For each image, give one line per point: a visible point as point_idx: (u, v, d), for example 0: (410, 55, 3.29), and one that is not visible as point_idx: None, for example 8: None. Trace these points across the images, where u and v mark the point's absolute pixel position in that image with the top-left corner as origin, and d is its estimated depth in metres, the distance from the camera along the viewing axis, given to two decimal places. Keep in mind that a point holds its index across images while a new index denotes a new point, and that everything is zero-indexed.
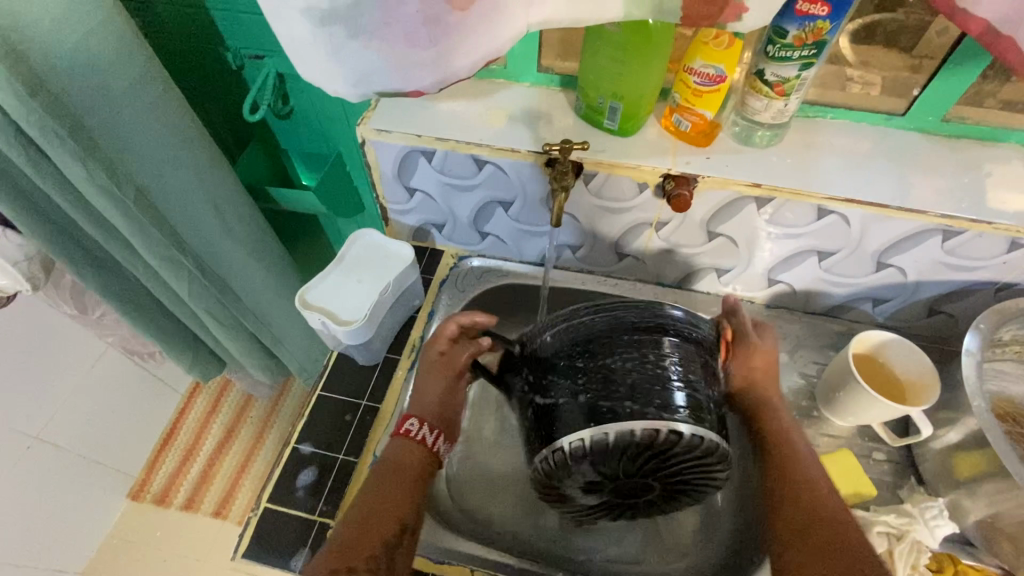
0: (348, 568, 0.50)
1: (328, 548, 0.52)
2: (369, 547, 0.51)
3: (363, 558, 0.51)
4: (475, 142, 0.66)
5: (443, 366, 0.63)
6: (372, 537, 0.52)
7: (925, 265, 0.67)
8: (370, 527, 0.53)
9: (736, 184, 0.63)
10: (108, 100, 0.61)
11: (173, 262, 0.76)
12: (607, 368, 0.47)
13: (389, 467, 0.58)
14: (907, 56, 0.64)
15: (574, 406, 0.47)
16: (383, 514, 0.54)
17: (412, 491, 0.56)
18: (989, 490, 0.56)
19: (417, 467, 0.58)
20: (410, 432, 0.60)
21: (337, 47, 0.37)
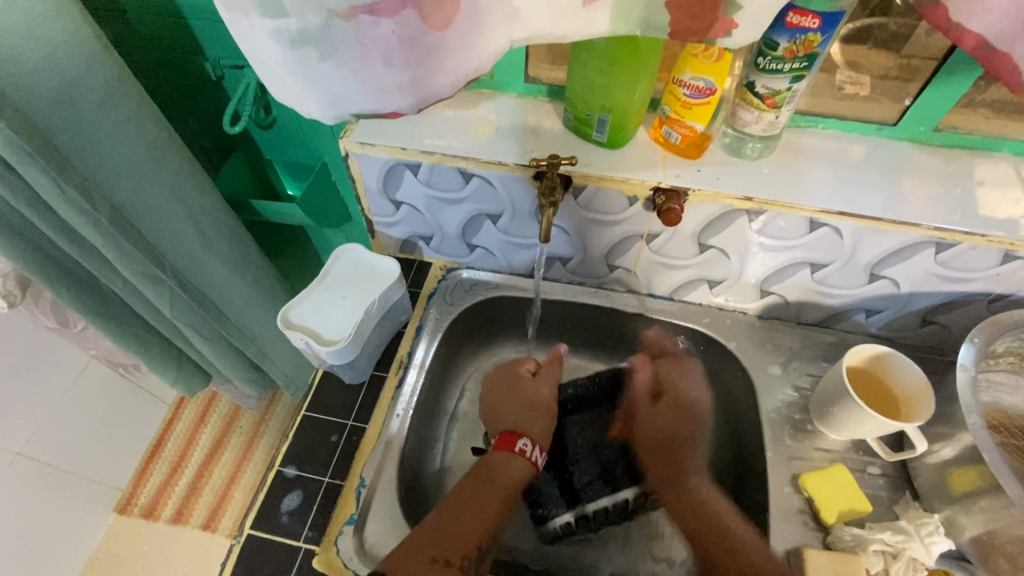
0: (448, 560, 0.53)
1: (421, 539, 0.54)
2: (468, 545, 0.55)
3: (458, 555, 0.54)
4: (461, 156, 0.65)
5: (528, 384, 0.69)
6: (470, 536, 0.55)
7: (918, 277, 0.66)
8: (458, 524, 0.56)
9: (727, 197, 0.62)
10: (79, 116, 0.59)
11: (153, 278, 0.74)
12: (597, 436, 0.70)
13: (483, 473, 0.61)
14: (897, 55, 0.64)
15: (580, 465, 0.67)
16: (476, 514, 0.57)
17: (503, 497, 0.60)
18: (985, 507, 0.56)
19: (512, 477, 0.62)
20: (522, 449, 0.63)
21: (309, 69, 0.35)
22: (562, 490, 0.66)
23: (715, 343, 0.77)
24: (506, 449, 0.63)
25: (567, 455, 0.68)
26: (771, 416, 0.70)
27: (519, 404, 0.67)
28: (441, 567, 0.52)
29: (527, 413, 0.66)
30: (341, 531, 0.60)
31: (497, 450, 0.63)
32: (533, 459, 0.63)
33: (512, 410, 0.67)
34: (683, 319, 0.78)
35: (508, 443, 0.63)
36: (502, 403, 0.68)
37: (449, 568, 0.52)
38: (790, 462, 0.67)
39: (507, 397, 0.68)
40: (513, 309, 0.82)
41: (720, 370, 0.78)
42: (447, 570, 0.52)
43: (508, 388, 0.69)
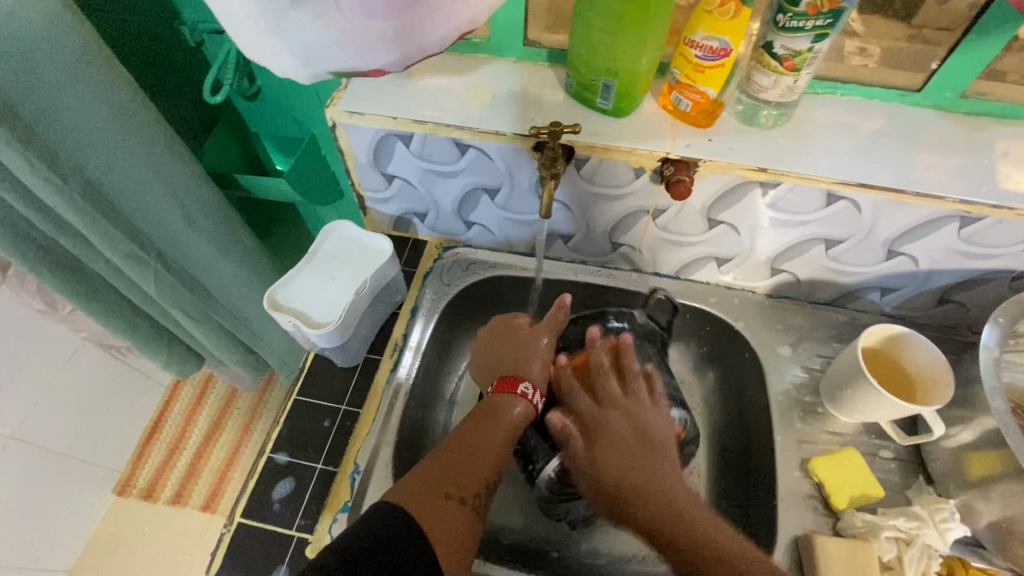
0: (460, 497, 0.49)
1: (434, 472, 0.50)
2: (477, 483, 0.51)
3: (470, 492, 0.50)
4: (456, 125, 0.60)
5: (524, 335, 0.64)
6: (480, 474, 0.52)
7: (938, 254, 0.63)
8: (468, 459, 0.52)
9: (740, 168, 0.58)
10: (42, 80, 0.54)
11: (135, 258, 0.71)
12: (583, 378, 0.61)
13: (483, 414, 0.57)
14: (907, 25, 0.61)
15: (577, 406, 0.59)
16: (482, 454, 0.53)
17: (507, 439, 0.55)
18: (1004, 492, 0.53)
19: (515, 420, 0.57)
20: (528, 394, 0.58)
21: (280, 19, 0.31)
22: (553, 435, 0.59)
23: (722, 323, 0.74)
24: (504, 392, 0.59)
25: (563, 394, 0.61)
26: (779, 399, 0.68)
27: (516, 342, 0.63)
28: (456, 504, 0.48)
29: (525, 358, 0.62)
30: (335, 519, 0.58)
31: (495, 391, 0.59)
32: (534, 403, 0.59)
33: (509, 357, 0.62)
34: (690, 299, 0.75)
35: (510, 386, 0.59)
36: (493, 347, 0.64)
37: (463, 505, 0.49)
38: (799, 446, 0.65)
39: (501, 339, 0.64)
40: (511, 289, 0.78)
41: (726, 350, 0.75)
42: (461, 506, 0.48)
43: (505, 339, 0.64)
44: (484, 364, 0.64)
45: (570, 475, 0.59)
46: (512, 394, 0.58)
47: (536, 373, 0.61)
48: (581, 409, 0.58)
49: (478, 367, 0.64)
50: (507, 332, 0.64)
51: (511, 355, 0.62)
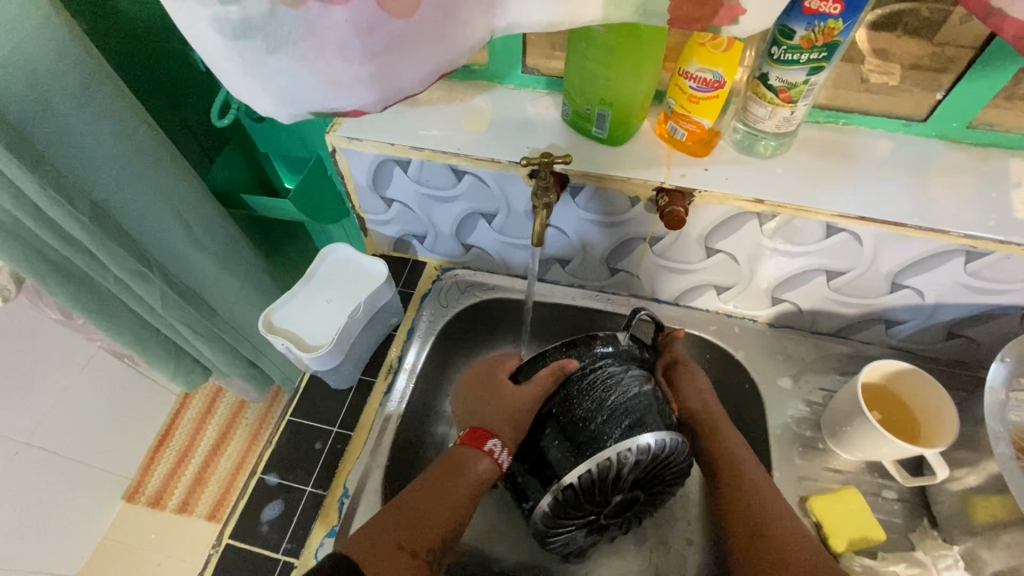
0: (413, 550, 0.50)
1: (391, 521, 0.52)
2: (433, 537, 0.52)
3: (425, 544, 0.51)
4: (452, 152, 0.61)
5: (504, 387, 0.60)
6: (438, 529, 0.52)
7: (945, 288, 0.61)
8: (425, 508, 0.53)
9: (736, 199, 0.57)
10: (51, 107, 0.56)
11: (140, 275, 0.73)
12: (578, 404, 0.55)
13: (448, 465, 0.56)
14: (929, 44, 0.56)
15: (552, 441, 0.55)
16: (442, 508, 0.54)
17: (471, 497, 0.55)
18: (1011, 541, 0.51)
19: (480, 477, 0.56)
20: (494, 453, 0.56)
21: (255, 63, 0.31)
22: (536, 474, 0.54)
23: (721, 351, 0.73)
24: (472, 447, 0.57)
25: (542, 429, 0.56)
26: (779, 432, 0.66)
27: (491, 392, 0.60)
28: (405, 557, 0.50)
29: (497, 413, 0.58)
30: (323, 543, 0.58)
31: (463, 444, 0.58)
32: (496, 458, 0.57)
33: (484, 407, 0.59)
34: (689, 326, 0.74)
35: (477, 439, 0.57)
36: (471, 392, 0.63)
37: (415, 558, 0.50)
38: (797, 483, 0.63)
39: (478, 384, 0.63)
40: (508, 312, 0.78)
41: (727, 380, 0.73)
42: (409, 559, 0.50)
43: (487, 392, 0.61)
44: (463, 414, 0.62)
45: (562, 506, 0.53)
46: (478, 448, 0.57)
47: (506, 429, 0.57)
48: (573, 437, 0.53)
49: (463, 405, 0.63)
50: (487, 380, 0.62)
51: (483, 405, 0.60)
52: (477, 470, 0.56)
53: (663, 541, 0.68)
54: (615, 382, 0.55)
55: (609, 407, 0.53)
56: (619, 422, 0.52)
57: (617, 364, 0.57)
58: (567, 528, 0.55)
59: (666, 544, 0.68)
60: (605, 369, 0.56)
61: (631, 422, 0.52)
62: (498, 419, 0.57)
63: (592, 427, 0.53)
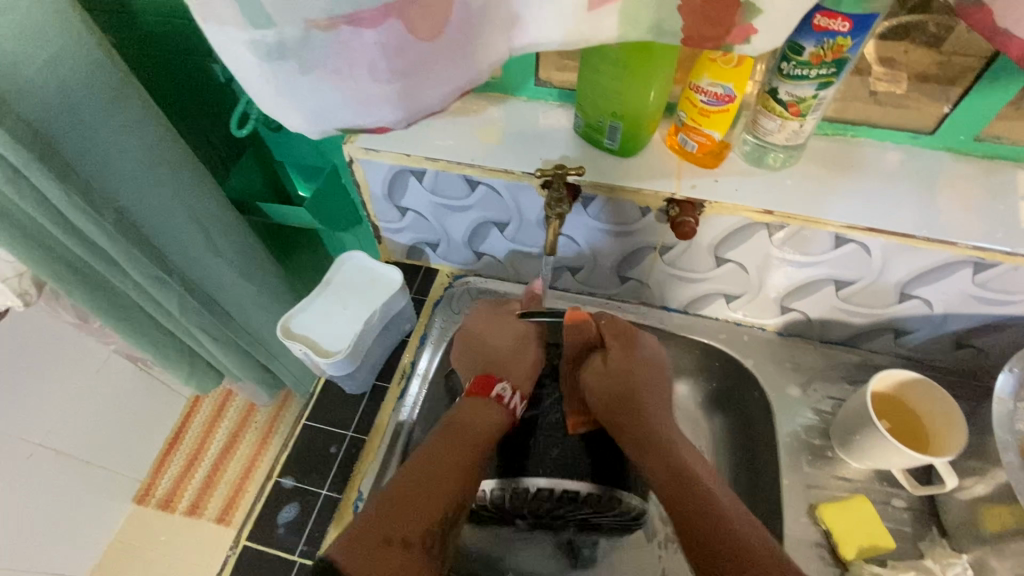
0: (404, 539, 0.49)
1: (382, 516, 0.51)
2: (426, 520, 0.51)
3: (419, 530, 0.51)
4: (466, 163, 0.62)
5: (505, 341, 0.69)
6: (434, 504, 0.52)
7: (953, 299, 0.61)
8: (415, 496, 0.53)
9: (746, 210, 0.58)
10: (79, 118, 0.58)
11: (160, 281, 0.74)
12: (557, 420, 0.66)
13: (457, 428, 0.59)
14: (937, 53, 0.56)
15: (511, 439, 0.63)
16: (432, 487, 0.54)
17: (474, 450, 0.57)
18: (1020, 551, 0.51)
19: (490, 421, 0.61)
20: (502, 397, 0.63)
21: (287, 83, 0.33)
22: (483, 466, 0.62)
23: (730, 359, 0.74)
24: (480, 397, 0.63)
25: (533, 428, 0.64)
26: (788, 441, 0.67)
27: (511, 357, 0.68)
28: (398, 549, 0.49)
29: (507, 365, 0.67)
30: None
31: (470, 397, 0.63)
32: (511, 406, 0.63)
33: (497, 350, 0.68)
34: (698, 334, 0.75)
35: (486, 387, 0.64)
36: (487, 346, 0.68)
37: (409, 547, 0.49)
38: (807, 491, 0.63)
39: (496, 336, 0.69)
40: None
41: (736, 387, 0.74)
42: (403, 551, 0.49)
43: (490, 332, 0.69)
44: (467, 368, 0.68)
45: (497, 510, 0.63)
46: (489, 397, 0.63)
47: (526, 386, 0.67)
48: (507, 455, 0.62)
49: (465, 356, 0.69)
50: (507, 346, 0.68)
51: (509, 360, 0.67)
52: (478, 428, 0.59)
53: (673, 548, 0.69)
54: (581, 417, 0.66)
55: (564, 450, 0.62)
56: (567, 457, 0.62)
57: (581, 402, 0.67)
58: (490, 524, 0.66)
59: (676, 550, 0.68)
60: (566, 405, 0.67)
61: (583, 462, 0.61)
62: (517, 377, 0.67)
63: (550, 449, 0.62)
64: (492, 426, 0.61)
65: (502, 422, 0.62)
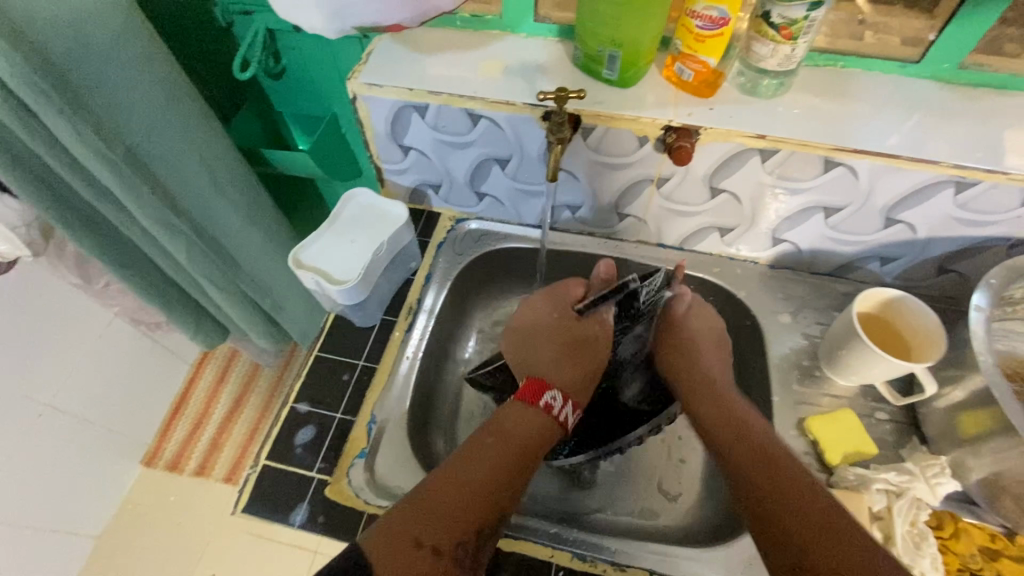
0: (434, 546, 0.48)
1: (416, 515, 0.50)
2: (460, 527, 0.50)
3: (448, 540, 0.49)
4: (468, 95, 0.64)
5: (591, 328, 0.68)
6: (470, 510, 0.51)
7: (936, 221, 0.64)
8: (451, 502, 0.51)
9: (740, 136, 0.60)
10: (89, 52, 0.59)
11: (170, 226, 0.75)
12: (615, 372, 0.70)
13: (500, 433, 0.57)
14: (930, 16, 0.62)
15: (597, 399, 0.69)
16: (473, 495, 0.52)
17: (518, 459, 0.56)
18: (994, 448, 0.55)
19: (532, 434, 0.58)
20: (552, 406, 0.61)
21: None
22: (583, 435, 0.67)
23: (724, 292, 0.77)
24: (530, 404, 0.61)
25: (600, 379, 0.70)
26: (779, 362, 0.70)
27: (561, 356, 0.67)
28: (427, 555, 0.48)
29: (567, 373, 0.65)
30: (353, 463, 0.62)
31: (515, 401, 0.61)
32: (562, 417, 0.61)
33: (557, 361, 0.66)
34: (693, 268, 0.78)
35: (535, 393, 0.62)
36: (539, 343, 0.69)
37: (436, 554, 0.48)
38: (796, 407, 0.67)
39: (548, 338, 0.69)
40: (519, 259, 0.82)
41: (729, 317, 0.78)
42: (431, 557, 0.47)
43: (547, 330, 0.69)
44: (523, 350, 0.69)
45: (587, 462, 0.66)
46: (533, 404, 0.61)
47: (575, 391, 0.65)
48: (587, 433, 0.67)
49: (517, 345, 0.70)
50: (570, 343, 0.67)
51: (562, 366, 0.66)
52: (521, 438, 0.57)
53: (672, 465, 0.73)
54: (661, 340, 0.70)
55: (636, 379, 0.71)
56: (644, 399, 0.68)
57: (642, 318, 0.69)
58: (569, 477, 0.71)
59: (676, 468, 0.72)
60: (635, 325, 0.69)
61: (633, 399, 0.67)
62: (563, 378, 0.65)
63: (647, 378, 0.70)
64: (536, 437, 0.58)
65: (552, 427, 0.60)
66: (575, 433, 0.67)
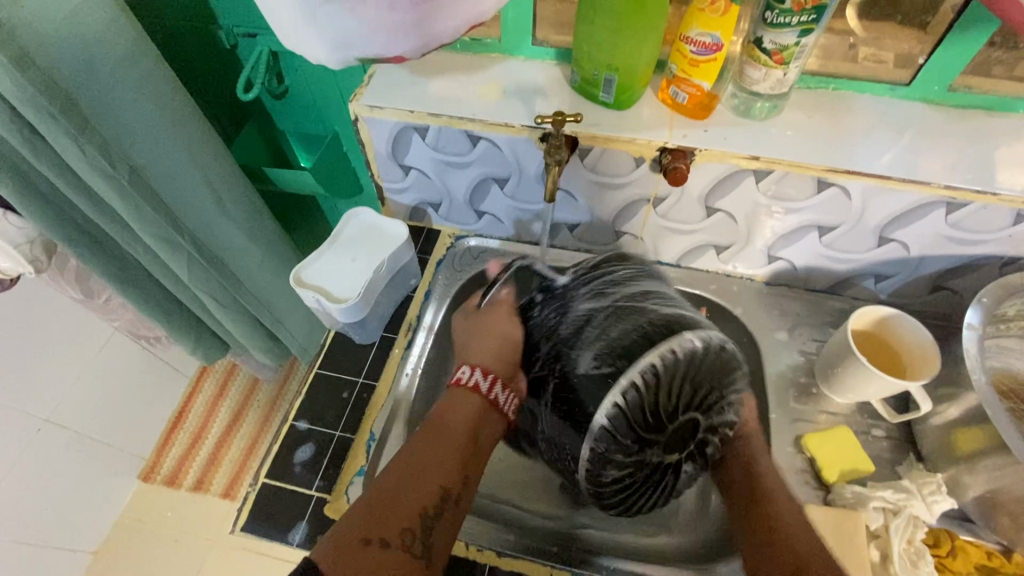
0: (383, 539, 0.48)
1: (359, 517, 0.49)
2: (405, 518, 0.49)
3: (395, 531, 0.49)
4: (468, 118, 0.65)
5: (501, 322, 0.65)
6: (415, 499, 0.51)
7: (928, 240, 0.65)
8: (399, 497, 0.51)
9: (734, 157, 0.62)
10: (96, 75, 0.61)
11: (172, 243, 0.76)
12: (555, 348, 0.56)
13: (432, 427, 0.57)
14: (923, 32, 0.62)
15: (563, 395, 0.53)
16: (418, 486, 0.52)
17: (459, 449, 0.56)
18: (990, 466, 0.56)
19: (466, 419, 0.58)
20: (465, 379, 0.61)
21: (314, 11, 0.38)
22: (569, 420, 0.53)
23: (721, 309, 0.77)
24: (455, 394, 0.61)
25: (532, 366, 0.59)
26: (776, 379, 0.70)
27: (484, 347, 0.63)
28: (376, 549, 0.47)
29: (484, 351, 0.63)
30: (352, 481, 0.63)
31: (457, 387, 0.62)
32: (492, 397, 0.60)
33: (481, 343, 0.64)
34: (689, 285, 0.78)
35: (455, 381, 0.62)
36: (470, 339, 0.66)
37: (385, 549, 0.47)
38: (793, 424, 0.67)
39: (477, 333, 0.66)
40: None
41: None
42: (381, 551, 0.47)
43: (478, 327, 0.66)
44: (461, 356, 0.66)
45: (611, 446, 0.50)
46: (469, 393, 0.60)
47: (496, 364, 0.62)
48: (572, 417, 0.52)
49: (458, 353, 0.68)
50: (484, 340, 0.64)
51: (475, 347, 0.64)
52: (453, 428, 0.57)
53: None
54: (647, 299, 0.57)
55: (606, 339, 0.53)
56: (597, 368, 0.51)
57: (591, 295, 0.58)
58: (617, 491, 0.53)
59: None
60: (576, 303, 0.58)
61: (591, 364, 0.52)
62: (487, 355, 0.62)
63: (625, 327, 0.53)
64: (472, 416, 0.59)
65: (483, 407, 0.59)
66: (563, 439, 0.53)
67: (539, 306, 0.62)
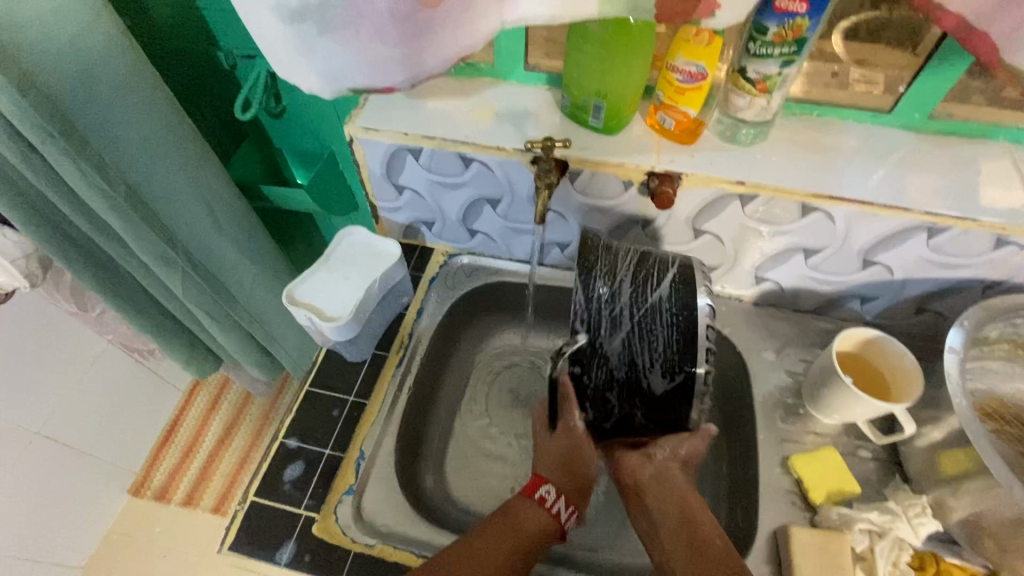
0: None
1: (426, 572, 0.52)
2: None
3: None
4: (460, 141, 0.66)
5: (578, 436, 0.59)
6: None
7: (911, 263, 0.67)
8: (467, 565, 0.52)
9: (719, 181, 0.63)
10: (94, 96, 0.62)
11: (167, 260, 0.77)
12: (620, 391, 0.56)
13: (507, 515, 0.57)
14: (912, 54, 0.63)
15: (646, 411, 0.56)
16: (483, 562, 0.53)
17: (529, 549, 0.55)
18: (973, 488, 0.56)
19: (534, 530, 0.56)
20: (546, 501, 0.57)
21: (308, 44, 0.39)
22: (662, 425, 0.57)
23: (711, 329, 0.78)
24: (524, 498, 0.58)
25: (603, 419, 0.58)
26: (763, 399, 0.71)
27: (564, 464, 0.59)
28: None
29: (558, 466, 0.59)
30: (341, 501, 0.63)
31: (521, 494, 0.58)
32: (555, 511, 0.57)
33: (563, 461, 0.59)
34: None
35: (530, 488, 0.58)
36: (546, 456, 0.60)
37: None
38: (780, 444, 0.68)
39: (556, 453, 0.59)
40: (509, 294, 0.84)
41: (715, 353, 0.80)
42: None
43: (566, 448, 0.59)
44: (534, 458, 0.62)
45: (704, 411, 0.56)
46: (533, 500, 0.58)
47: (565, 482, 0.58)
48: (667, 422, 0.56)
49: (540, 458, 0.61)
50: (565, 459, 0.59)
51: (562, 460, 0.59)
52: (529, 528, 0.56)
53: None
54: (642, 281, 0.59)
55: (660, 351, 0.55)
56: (666, 376, 0.54)
57: (612, 327, 0.57)
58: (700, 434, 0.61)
59: None
60: (608, 344, 0.56)
61: (660, 377, 0.54)
62: (550, 466, 0.59)
63: (660, 331, 0.56)
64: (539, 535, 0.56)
65: (548, 527, 0.57)
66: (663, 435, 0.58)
67: (582, 375, 0.57)
